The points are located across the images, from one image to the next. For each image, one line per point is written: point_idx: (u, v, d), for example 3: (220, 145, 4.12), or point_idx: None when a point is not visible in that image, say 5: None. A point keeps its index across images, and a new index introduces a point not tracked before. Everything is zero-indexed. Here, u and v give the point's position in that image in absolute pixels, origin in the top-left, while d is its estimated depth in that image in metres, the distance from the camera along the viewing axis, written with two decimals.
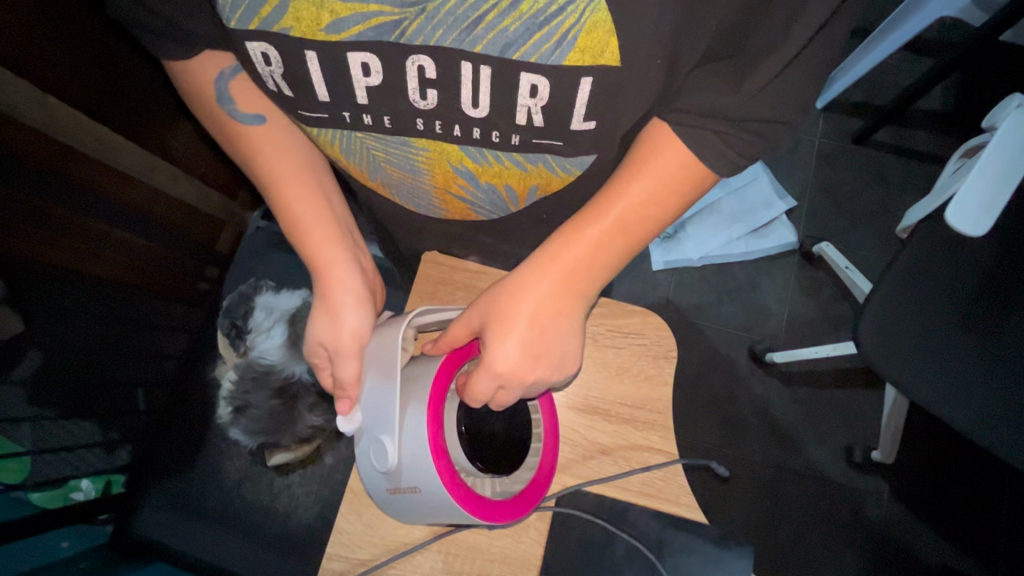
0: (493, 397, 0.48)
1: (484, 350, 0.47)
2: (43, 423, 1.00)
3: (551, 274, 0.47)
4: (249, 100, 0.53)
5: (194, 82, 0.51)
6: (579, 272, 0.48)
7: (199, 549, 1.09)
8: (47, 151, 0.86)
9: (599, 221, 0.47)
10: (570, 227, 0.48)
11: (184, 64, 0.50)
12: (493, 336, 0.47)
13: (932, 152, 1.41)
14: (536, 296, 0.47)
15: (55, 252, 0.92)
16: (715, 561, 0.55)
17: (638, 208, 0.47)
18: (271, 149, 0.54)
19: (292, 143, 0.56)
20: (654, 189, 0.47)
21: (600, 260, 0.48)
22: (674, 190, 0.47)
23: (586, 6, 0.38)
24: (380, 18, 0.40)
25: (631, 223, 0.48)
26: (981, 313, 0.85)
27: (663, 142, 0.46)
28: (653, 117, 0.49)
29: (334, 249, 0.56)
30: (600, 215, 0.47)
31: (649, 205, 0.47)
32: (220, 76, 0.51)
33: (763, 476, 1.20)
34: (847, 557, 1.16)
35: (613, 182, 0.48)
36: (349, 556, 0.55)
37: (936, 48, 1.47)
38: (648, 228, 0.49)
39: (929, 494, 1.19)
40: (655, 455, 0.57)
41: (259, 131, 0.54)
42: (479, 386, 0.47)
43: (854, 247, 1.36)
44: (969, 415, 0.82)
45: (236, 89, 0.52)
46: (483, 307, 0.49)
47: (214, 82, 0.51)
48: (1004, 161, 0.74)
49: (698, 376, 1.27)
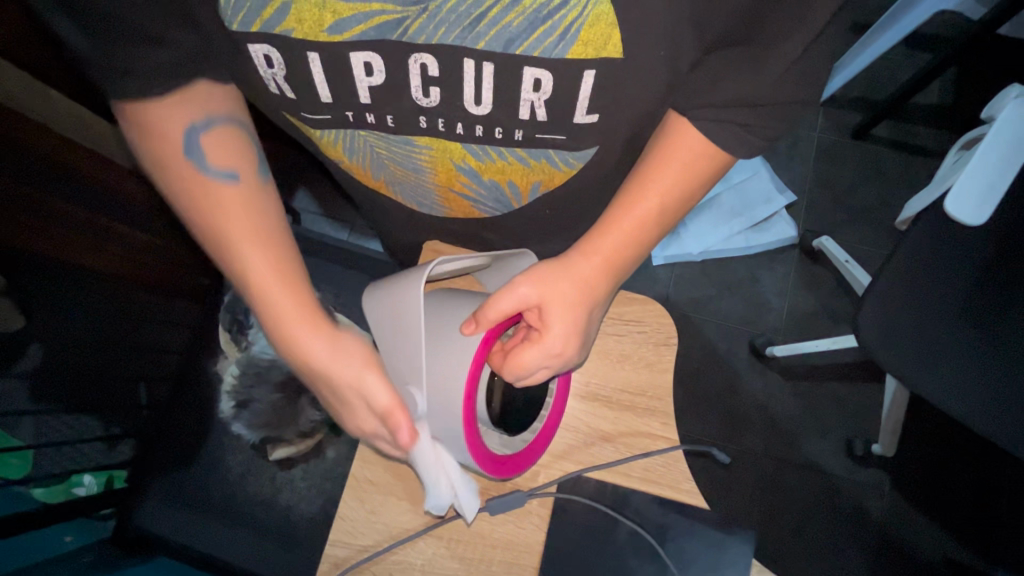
0: (533, 375, 0.51)
1: (545, 329, 0.50)
2: (43, 418, 1.06)
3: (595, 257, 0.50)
4: (221, 150, 0.47)
5: (150, 131, 0.45)
6: (617, 259, 0.51)
7: (202, 543, 1.11)
8: (50, 142, 0.87)
9: (645, 199, 0.49)
10: (620, 202, 0.50)
11: (146, 109, 0.44)
12: (553, 314, 0.50)
13: (930, 146, 1.41)
14: (585, 278, 0.50)
15: (63, 247, 0.95)
16: (717, 544, 0.55)
17: (674, 186, 0.49)
18: (226, 209, 0.47)
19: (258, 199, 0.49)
20: (690, 168, 0.49)
21: (636, 242, 0.51)
22: (697, 172, 0.49)
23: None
24: (383, 17, 0.40)
25: (669, 202, 0.50)
26: (980, 305, 0.86)
27: (677, 133, 0.48)
28: (668, 110, 0.50)
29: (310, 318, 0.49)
30: (643, 193, 0.49)
31: (686, 185, 0.49)
32: (190, 128, 0.46)
33: (762, 469, 1.21)
34: (848, 549, 1.16)
35: (646, 163, 0.50)
36: (351, 543, 0.55)
37: (934, 43, 1.47)
38: (672, 215, 0.52)
39: (930, 486, 1.20)
40: (655, 442, 0.58)
41: (222, 196, 0.47)
42: (534, 362, 0.50)
43: (853, 241, 1.36)
44: (967, 403, 0.82)
45: (208, 139, 0.47)
46: (539, 282, 0.50)
47: (184, 131, 0.46)
48: (1001, 151, 0.74)
49: (698, 370, 1.27)
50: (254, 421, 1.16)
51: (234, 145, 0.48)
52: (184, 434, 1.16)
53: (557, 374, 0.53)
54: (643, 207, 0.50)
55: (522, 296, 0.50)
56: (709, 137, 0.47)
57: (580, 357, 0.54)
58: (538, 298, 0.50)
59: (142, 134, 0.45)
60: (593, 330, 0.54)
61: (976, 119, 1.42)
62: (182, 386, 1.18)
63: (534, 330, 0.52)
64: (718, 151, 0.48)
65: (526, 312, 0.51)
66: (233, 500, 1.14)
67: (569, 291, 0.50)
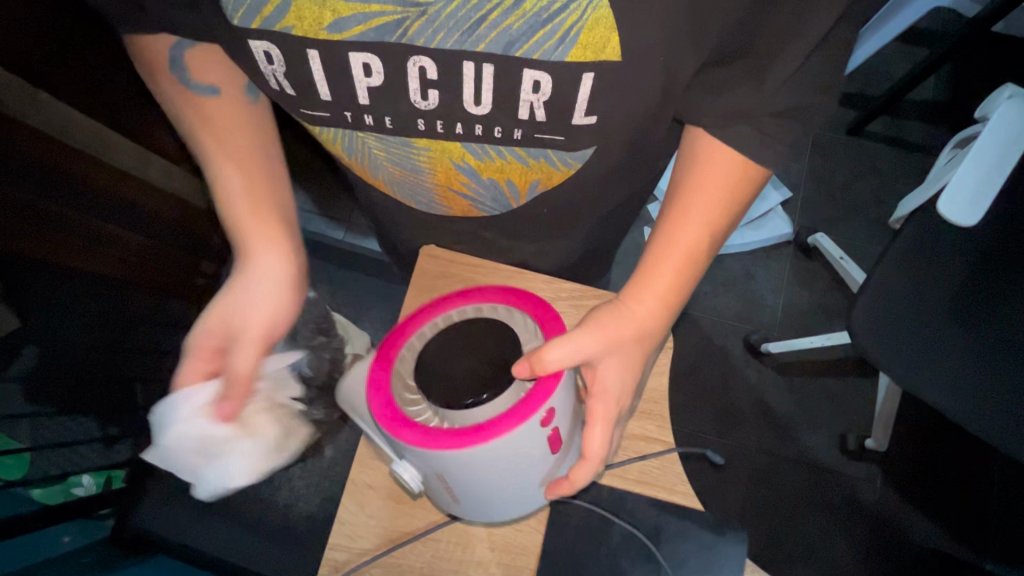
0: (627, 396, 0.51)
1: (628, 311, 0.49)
2: (40, 419, 1.02)
3: (653, 300, 0.50)
4: (204, 70, 0.51)
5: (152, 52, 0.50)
6: (670, 296, 0.50)
7: (200, 542, 1.12)
8: (45, 148, 0.86)
9: (687, 220, 0.48)
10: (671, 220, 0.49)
11: (152, 38, 0.49)
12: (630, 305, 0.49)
13: (923, 143, 1.42)
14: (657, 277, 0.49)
15: (51, 251, 0.92)
16: (711, 547, 0.56)
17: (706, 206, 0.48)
18: (224, 123, 0.53)
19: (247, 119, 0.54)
20: (729, 187, 0.48)
21: (696, 254, 0.49)
22: (725, 188, 0.48)
23: (589, 3, 0.38)
24: (382, 19, 0.40)
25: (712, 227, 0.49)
26: (973, 302, 0.86)
27: (702, 145, 0.48)
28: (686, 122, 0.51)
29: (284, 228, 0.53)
30: (684, 217, 0.49)
31: (723, 202, 0.48)
32: (176, 44, 0.49)
33: (758, 464, 1.22)
34: (842, 543, 1.18)
35: (677, 187, 0.50)
36: (351, 546, 0.56)
37: (931, 38, 1.47)
38: (720, 229, 0.50)
39: (920, 480, 1.21)
40: (652, 444, 0.58)
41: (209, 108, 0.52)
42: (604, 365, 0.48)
43: (847, 237, 1.37)
44: (959, 402, 0.83)
45: (192, 57, 0.50)
46: (604, 339, 0.47)
47: (170, 49, 0.50)
48: (994, 152, 0.75)
49: (693, 366, 1.28)
50: None
51: (218, 59, 0.51)
52: None
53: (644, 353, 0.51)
54: (688, 233, 0.48)
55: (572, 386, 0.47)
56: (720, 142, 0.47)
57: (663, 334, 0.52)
58: (612, 386, 0.49)
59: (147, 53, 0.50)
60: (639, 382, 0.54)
61: (971, 116, 1.42)
62: (179, 385, 1.21)
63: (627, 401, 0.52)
64: (752, 169, 0.47)
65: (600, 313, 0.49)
66: (232, 499, 1.15)
67: (621, 361, 0.49)
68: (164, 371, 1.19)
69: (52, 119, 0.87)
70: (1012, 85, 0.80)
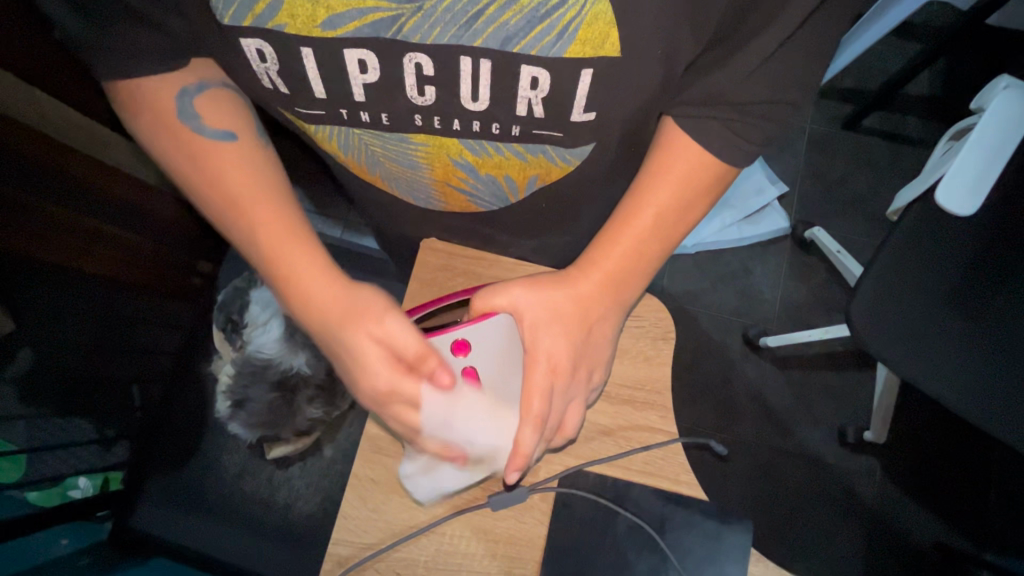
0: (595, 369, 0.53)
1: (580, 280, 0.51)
2: (37, 420, 1.02)
3: (595, 268, 0.51)
4: (215, 116, 0.48)
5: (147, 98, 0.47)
6: (616, 265, 0.51)
7: (199, 543, 1.11)
8: (39, 146, 0.86)
9: (644, 213, 0.50)
10: (625, 209, 0.51)
11: (139, 81, 0.46)
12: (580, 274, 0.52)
13: (918, 137, 1.43)
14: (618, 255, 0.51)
15: (47, 246, 0.92)
16: (717, 536, 0.56)
17: (667, 200, 0.49)
18: (237, 168, 0.49)
19: (261, 163, 0.50)
20: (687, 178, 0.49)
21: (654, 241, 0.51)
22: (692, 178, 0.49)
23: None
24: (378, 14, 0.39)
25: (669, 213, 0.50)
26: (970, 294, 0.87)
27: (676, 140, 0.49)
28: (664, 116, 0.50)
29: (315, 274, 0.50)
30: (640, 208, 0.50)
31: (689, 192, 0.49)
32: (183, 93, 0.47)
33: (757, 458, 1.22)
34: (842, 536, 1.18)
35: (637, 183, 0.50)
36: (354, 541, 0.55)
37: (924, 33, 1.48)
38: (674, 226, 0.51)
39: (919, 472, 1.22)
40: (653, 435, 0.58)
41: (222, 155, 0.49)
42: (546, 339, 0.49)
43: (844, 231, 1.38)
44: (958, 393, 0.83)
45: (202, 105, 0.48)
46: (539, 299, 0.50)
47: (176, 97, 0.47)
48: (990, 144, 0.75)
49: (692, 361, 1.28)
50: (250, 421, 1.12)
51: (228, 104, 0.49)
52: (182, 431, 1.18)
53: (611, 329, 0.53)
54: (643, 221, 0.50)
55: (514, 348, 0.51)
56: (716, 140, 0.47)
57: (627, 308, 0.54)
58: (549, 351, 0.50)
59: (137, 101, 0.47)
60: (599, 367, 0.53)
61: (965, 109, 1.43)
62: (175, 385, 1.20)
63: (579, 378, 0.51)
64: (716, 160, 0.48)
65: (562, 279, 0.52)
66: (231, 499, 1.14)
67: (561, 328, 0.50)
68: (160, 371, 1.18)
69: (46, 115, 0.86)
70: (1007, 77, 0.79)
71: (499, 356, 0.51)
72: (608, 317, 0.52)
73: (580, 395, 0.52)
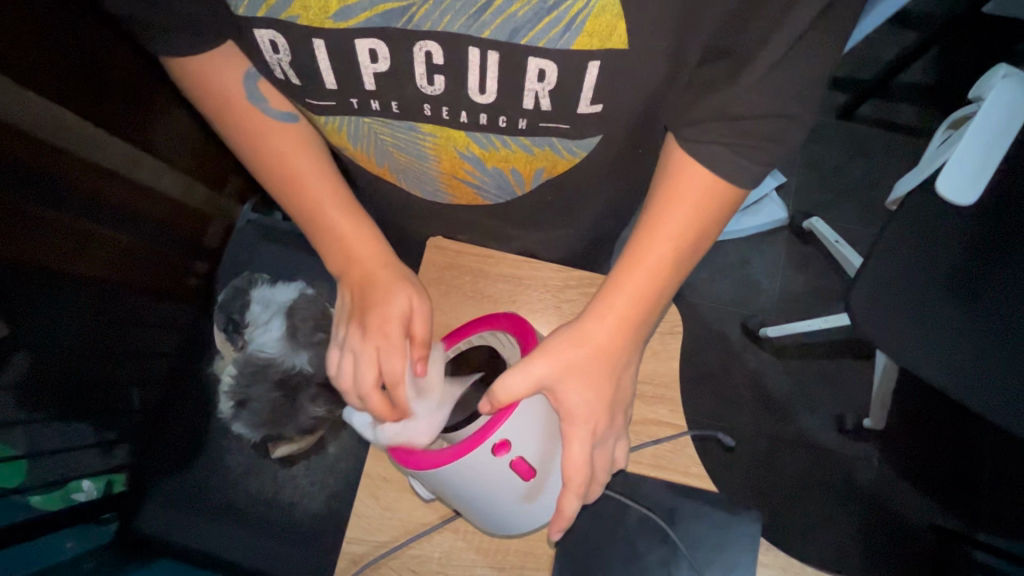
0: (625, 408, 0.51)
1: (590, 324, 0.48)
2: (36, 427, 0.99)
3: (611, 318, 0.48)
4: (279, 99, 0.52)
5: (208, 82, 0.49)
6: (639, 311, 0.48)
7: (204, 543, 1.11)
8: (28, 148, 0.85)
9: (656, 246, 0.48)
10: (637, 243, 0.49)
11: (200, 64, 0.48)
12: (594, 316, 0.48)
13: (913, 125, 1.44)
14: (633, 290, 0.48)
15: (45, 251, 0.92)
16: (725, 526, 0.57)
17: (677, 234, 0.48)
18: (298, 154, 0.53)
19: (316, 146, 0.55)
20: (700, 204, 0.47)
21: (667, 282, 0.49)
22: (702, 205, 0.47)
23: None
24: (387, 5, 0.39)
25: (682, 245, 0.48)
26: (968, 281, 0.88)
27: (683, 167, 0.47)
28: (669, 133, 0.50)
29: (374, 249, 0.54)
30: (652, 239, 0.48)
31: (701, 219, 0.48)
32: (248, 76, 0.49)
33: (758, 446, 1.24)
34: (842, 521, 1.20)
35: (649, 211, 0.49)
36: (367, 539, 0.56)
37: (919, 22, 1.48)
38: (688, 257, 0.49)
39: (916, 457, 1.24)
40: (664, 428, 0.59)
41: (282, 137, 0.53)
42: (573, 401, 0.46)
43: (841, 220, 1.39)
44: (956, 379, 0.84)
45: (265, 88, 0.51)
46: (555, 365, 0.46)
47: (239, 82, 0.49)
48: (989, 132, 0.76)
49: (692, 352, 1.29)
50: (254, 421, 1.14)
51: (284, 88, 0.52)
52: (184, 432, 1.17)
53: (631, 362, 0.50)
54: (656, 256, 0.48)
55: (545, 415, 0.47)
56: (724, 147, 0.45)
57: (650, 331, 0.51)
58: (582, 413, 0.47)
59: (196, 81, 0.49)
60: (629, 402, 0.51)
61: (960, 97, 1.44)
62: (174, 387, 1.19)
63: (611, 425, 0.49)
64: (725, 186, 0.47)
65: (577, 326, 0.48)
66: (235, 499, 1.14)
67: (585, 381, 0.47)
68: (158, 373, 1.17)
69: (35, 117, 0.85)
70: (1005, 65, 0.80)
71: (538, 436, 0.46)
72: (631, 354, 0.50)
73: (620, 433, 0.50)
